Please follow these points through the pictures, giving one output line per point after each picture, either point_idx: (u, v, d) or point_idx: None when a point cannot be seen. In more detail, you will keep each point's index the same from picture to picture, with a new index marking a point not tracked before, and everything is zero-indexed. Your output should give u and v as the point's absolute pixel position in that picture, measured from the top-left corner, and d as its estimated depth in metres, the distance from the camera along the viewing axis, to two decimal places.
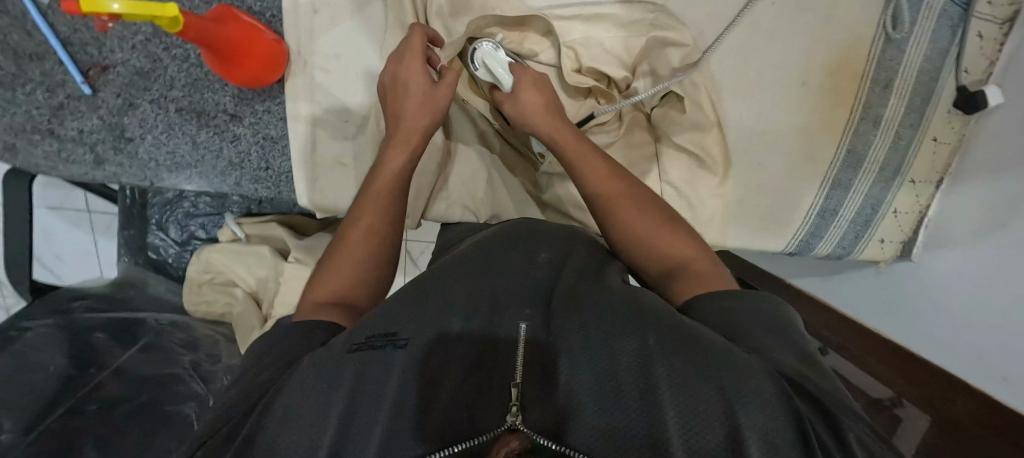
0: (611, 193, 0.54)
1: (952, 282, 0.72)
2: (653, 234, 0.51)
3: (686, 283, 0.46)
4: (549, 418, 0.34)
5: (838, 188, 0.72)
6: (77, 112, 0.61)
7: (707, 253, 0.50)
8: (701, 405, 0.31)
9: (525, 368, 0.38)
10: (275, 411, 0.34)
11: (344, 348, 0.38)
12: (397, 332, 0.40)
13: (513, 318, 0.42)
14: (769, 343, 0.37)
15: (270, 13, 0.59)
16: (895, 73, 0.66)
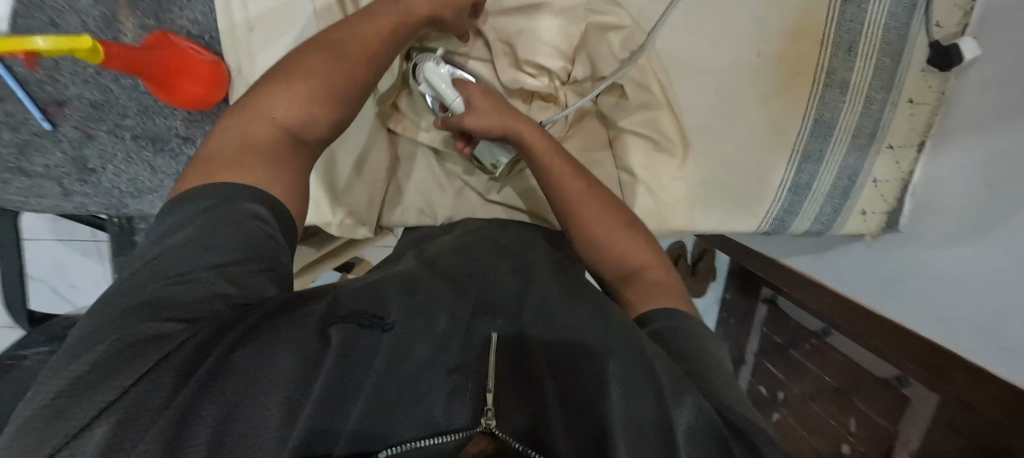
0: (576, 199, 0.54)
1: (944, 254, 0.68)
2: (613, 242, 0.53)
3: (639, 291, 0.49)
4: (524, 422, 0.36)
5: (810, 161, 0.68)
6: (41, 148, 0.64)
7: (660, 260, 0.53)
8: (644, 402, 0.31)
9: (505, 372, 0.39)
10: (243, 358, 0.30)
11: (322, 322, 0.34)
12: (386, 316, 0.37)
13: (487, 323, 0.42)
14: (710, 367, 0.38)
15: (208, 35, 0.60)
16: (859, 34, 0.62)
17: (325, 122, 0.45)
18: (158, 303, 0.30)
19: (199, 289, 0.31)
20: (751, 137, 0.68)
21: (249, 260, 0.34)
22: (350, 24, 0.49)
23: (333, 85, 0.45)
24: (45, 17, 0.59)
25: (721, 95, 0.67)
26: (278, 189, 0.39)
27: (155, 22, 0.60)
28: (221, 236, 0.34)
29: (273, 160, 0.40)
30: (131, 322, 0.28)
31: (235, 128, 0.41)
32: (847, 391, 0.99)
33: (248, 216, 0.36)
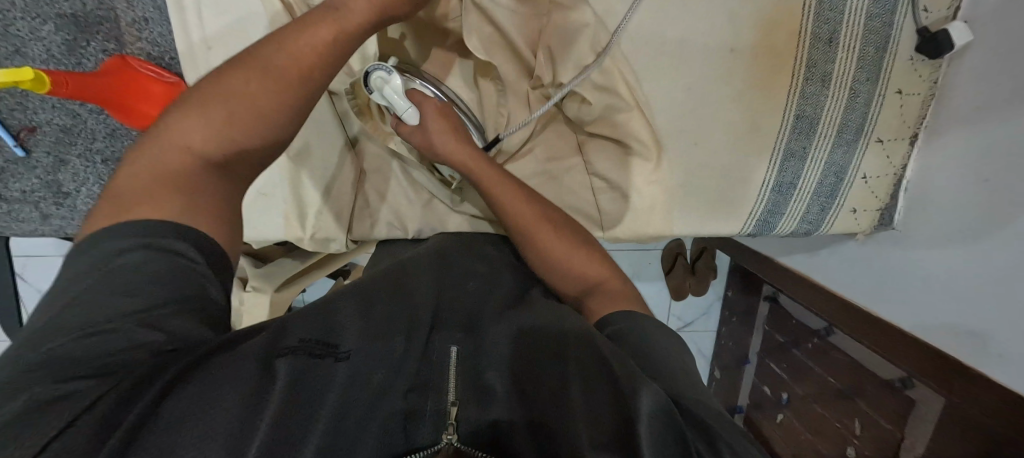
0: (532, 224, 0.57)
1: (931, 254, 0.65)
2: (570, 258, 0.55)
3: (597, 302, 0.51)
4: (484, 425, 0.42)
5: (793, 159, 0.65)
6: (17, 174, 0.65)
7: (617, 271, 0.55)
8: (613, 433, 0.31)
9: (463, 389, 0.44)
10: (181, 395, 0.28)
11: (265, 353, 0.33)
12: (341, 343, 0.38)
13: (444, 340, 0.47)
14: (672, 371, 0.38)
15: (168, 56, 0.60)
16: (839, 24, 0.59)
17: (254, 142, 0.43)
18: (72, 357, 0.27)
19: (121, 337, 0.29)
20: (728, 137, 0.65)
21: (180, 302, 0.32)
22: (282, 37, 0.45)
23: (269, 109, 0.43)
24: (10, 46, 0.59)
25: (694, 92, 0.63)
26: (201, 218, 0.37)
27: (116, 46, 0.60)
28: (134, 278, 0.32)
29: (196, 187, 0.38)
30: (39, 379, 0.26)
31: (154, 162, 0.39)
32: (850, 392, 0.95)
33: (168, 253, 0.34)
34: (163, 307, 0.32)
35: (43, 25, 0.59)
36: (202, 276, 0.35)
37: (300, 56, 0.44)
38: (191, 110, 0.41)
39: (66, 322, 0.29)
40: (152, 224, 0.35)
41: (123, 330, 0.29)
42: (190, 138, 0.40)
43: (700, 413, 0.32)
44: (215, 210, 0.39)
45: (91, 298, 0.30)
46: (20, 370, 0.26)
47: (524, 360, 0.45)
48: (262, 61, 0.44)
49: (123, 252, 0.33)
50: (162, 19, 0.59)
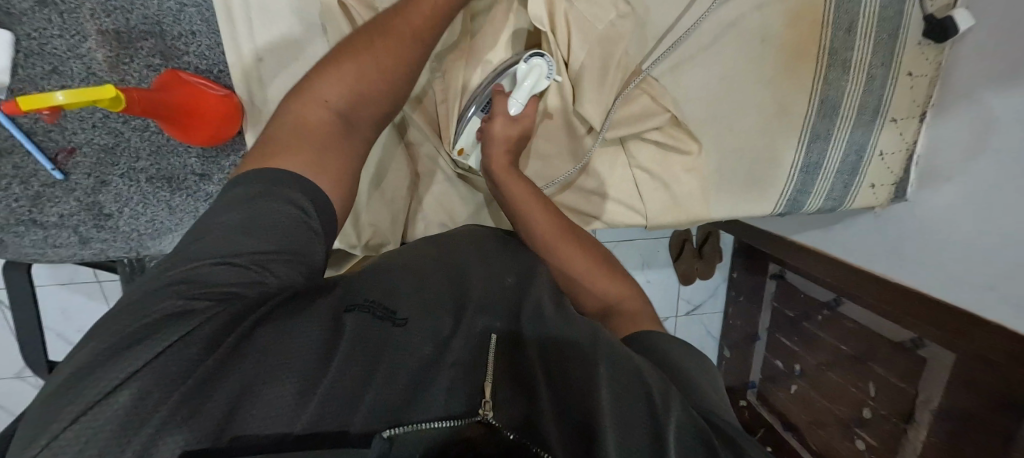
0: (555, 236, 0.57)
1: (947, 217, 0.71)
2: (595, 277, 0.57)
3: (618, 322, 0.53)
4: (520, 418, 0.36)
5: (819, 141, 0.70)
6: (54, 198, 0.63)
7: (638, 291, 0.58)
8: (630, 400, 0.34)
9: (503, 373, 0.39)
10: (259, 340, 0.33)
11: (335, 311, 0.38)
12: (398, 310, 0.41)
13: (485, 322, 0.43)
14: (684, 377, 0.41)
15: (216, 69, 0.60)
16: (856, 14, 0.64)
17: (375, 103, 0.50)
18: (196, 279, 0.33)
19: (235, 271, 0.35)
20: (760, 122, 0.69)
21: (288, 251, 0.37)
22: (385, 18, 0.53)
23: (382, 68, 0.50)
24: (47, 65, 0.57)
25: (728, 82, 0.67)
26: (323, 175, 0.43)
27: (161, 61, 0.59)
28: (262, 217, 0.37)
29: (331, 141, 0.46)
30: (166, 294, 0.32)
31: (295, 113, 0.46)
32: (863, 357, 1.02)
33: (289, 203, 0.39)
34: (276, 253, 0.37)
35: (82, 42, 0.57)
36: (312, 230, 0.40)
37: (398, 42, 0.51)
38: (331, 72, 0.48)
39: (199, 250, 0.35)
40: (277, 177, 0.40)
41: (240, 262, 0.35)
42: (328, 94, 0.47)
43: (715, 419, 0.35)
44: (337, 174, 0.45)
45: (221, 227, 0.36)
46: (162, 284, 0.33)
47: (567, 344, 0.41)
48: (372, 50, 0.50)
49: (246, 202, 0.38)
50: (210, 31, 0.58)
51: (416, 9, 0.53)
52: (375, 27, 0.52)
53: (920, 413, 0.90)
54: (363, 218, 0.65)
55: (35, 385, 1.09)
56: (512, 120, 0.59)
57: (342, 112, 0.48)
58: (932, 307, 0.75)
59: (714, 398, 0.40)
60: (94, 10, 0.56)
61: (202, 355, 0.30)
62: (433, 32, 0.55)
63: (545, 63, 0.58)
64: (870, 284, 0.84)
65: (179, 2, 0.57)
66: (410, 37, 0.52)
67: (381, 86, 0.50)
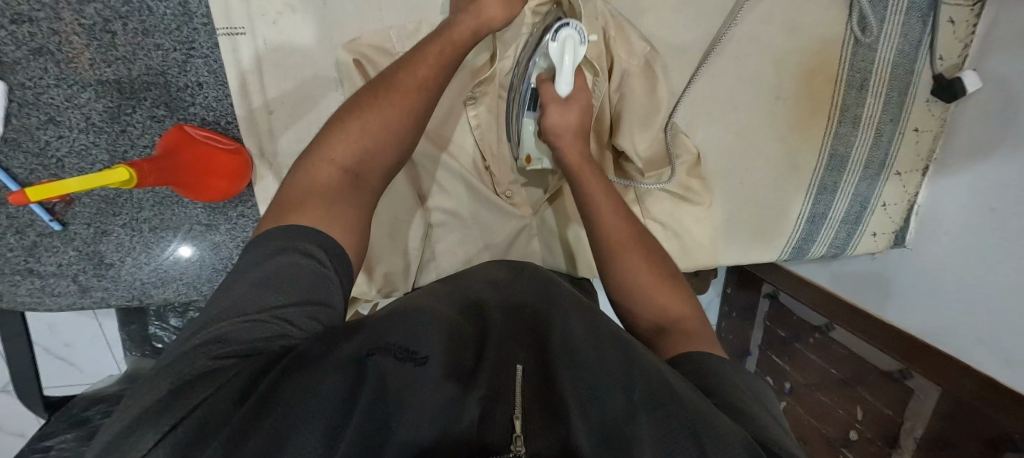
0: (622, 243, 0.51)
1: (947, 264, 0.73)
2: (651, 291, 0.48)
3: (669, 343, 0.44)
4: (553, 447, 0.30)
5: (826, 192, 0.72)
6: (52, 247, 0.60)
7: (700, 312, 0.48)
8: (669, 435, 0.29)
9: (533, 406, 0.34)
10: (284, 391, 0.29)
11: (362, 352, 0.33)
12: (418, 349, 0.35)
13: (512, 354, 0.38)
14: (741, 406, 0.35)
15: (224, 121, 0.58)
16: (869, 72, 0.65)
17: (383, 155, 0.46)
18: (221, 339, 0.31)
19: (261, 328, 0.32)
20: (771, 175, 0.71)
21: (316, 304, 0.35)
22: (423, 48, 0.50)
23: (402, 101, 0.46)
24: (42, 115, 0.54)
25: (740, 134, 0.69)
26: (337, 229, 0.40)
27: (165, 112, 0.57)
28: (284, 275, 0.35)
29: (335, 199, 0.42)
30: (194, 357, 0.30)
31: (302, 177, 0.43)
32: (851, 382, 0.92)
33: (297, 253, 0.37)
34: (299, 305, 0.34)
35: (82, 92, 0.54)
36: (328, 280, 0.37)
37: (405, 96, 0.47)
38: (337, 131, 0.45)
39: (226, 309, 0.33)
40: (288, 231, 0.38)
41: (261, 322, 0.33)
42: (333, 152, 0.44)
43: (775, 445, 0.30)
44: (347, 223, 0.41)
45: (242, 290, 0.34)
46: (188, 347, 0.31)
47: (579, 375, 0.36)
48: (384, 103, 0.46)
49: (256, 264, 0.36)
50: (218, 83, 0.57)
51: (422, 58, 0.49)
52: (378, 86, 0.47)
53: (903, 440, 0.81)
54: (376, 268, 0.63)
55: (16, 396, 1.06)
56: (564, 102, 0.56)
57: (348, 170, 0.44)
58: (910, 341, 0.76)
59: (775, 430, 0.33)
60: (94, 60, 0.53)
61: (232, 410, 0.27)
62: (447, 69, 0.50)
63: (575, 33, 0.53)
64: (871, 324, 0.82)
65: (184, 53, 0.55)
66: (438, 65, 0.49)
67: (389, 140, 0.46)
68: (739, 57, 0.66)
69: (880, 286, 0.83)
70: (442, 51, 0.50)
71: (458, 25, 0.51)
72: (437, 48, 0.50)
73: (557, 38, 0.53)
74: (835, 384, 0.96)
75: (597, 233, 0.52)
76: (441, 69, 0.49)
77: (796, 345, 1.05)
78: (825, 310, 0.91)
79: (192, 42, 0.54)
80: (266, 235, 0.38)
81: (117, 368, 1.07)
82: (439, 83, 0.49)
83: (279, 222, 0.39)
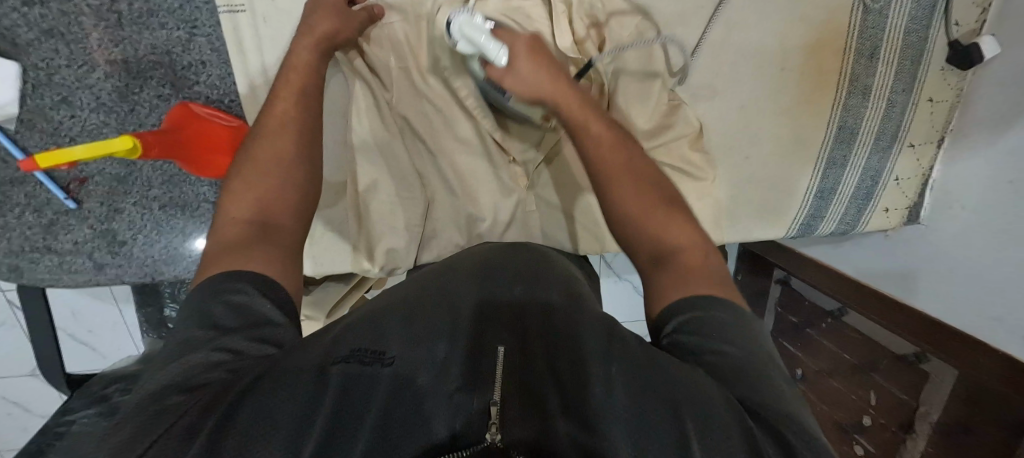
0: (620, 175, 0.46)
1: (961, 234, 0.71)
2: (644, 224, 0.44)
3: (666, 279, 0.41)
4: (529, 438, 0.30)
5: (835, 166, 0.70)
6: (68, 225, 0.62)
7: (707, 246, 0.43)
8: (649, 435, 0.28)
9: (511, 391, 0.33)
10: (244, 412, 0.28)
11: (323, 363, 0.33)
12: (385, 350, 0.36)
13: (494, 337, 0.39)
14: (742, 374, 0.33)
15: (227, 99, 0.60)
16: (880, 40, 0.64)
17: (284, 197, 0.44)
18: (171, 382, 0.31)
19: (201, 361, 0.33)
20: (776, 148, 0.70)
21: (261, 326, 0.36)
22: (274, 89, 0.50)
23: (275, 137, 0.46)
24: (55, 95, 0.56)
25: (743, 107, 0.68)
26: (251, 263, 0.39)
27: (171, 91, 0.58)
28: (217, 313, 0.36)
29: (245, 246, 0.40)
30: (160, 396, 0.30)
31: (212, 242, 0.42)
32: (866, 367, 0.89)
33: (224, 290, 0.37)
34: (244, 330, 0.35)
35: (91, 72, 0.56)
36: (259, 301, 0.37)
37: (273, 137, 0.46)
38: (233, 190, 0.44)
39: (182, 348, 0.34)
40: (229, 274, 0.38)
41: (201, 355, 0.33)
42: (234, 211, 0.43)
43: (765, 412, 0.30)
44: (276, 259, 0.41)
45: (183, 335, 0.35)
46: (143, 395, 0.31)
47: (596, 357, 0.35)
48: (268, 140, 0.46)
49: (199, 306, 0.36)
50: (220, 61, 0.58)
51: (276, 98, 0.48)
52: (253, 134, 0.47)
53: (917, 424, 0.79)
54: (378, 244, 0.65)
55: (45, 380, 1.10)
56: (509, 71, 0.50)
57: (255, 220, 0.42)
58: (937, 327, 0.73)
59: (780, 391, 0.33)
60: (103, 40, 0.55)
61: (186, 441, 0.26)
62: (309, 91, 0.50)
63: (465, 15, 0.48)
64: (900, 315, 0.78)
65: (188, 32, 0.56)
66: (310, 76, 0.51)
67: (285, 180, 0.45)
68: (745, 28, 0.65)
69: (890, 265, 0.81)
70: (294, 79, 0.50)
71: (298, 52, 0.51)
72: (289, 77, 0.50)
73: (457, 41, 0.50)
74: (848, 370, 0.94)
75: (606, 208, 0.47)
76: (298, 96, 0.49)
77: (808, 330, 1.03)
78: (846, 296, 0.88)
79: (195, 20, 0.55)
80: (208, 283, 0.38)
81: (136, 349, 1.10)
82: (311, 106, 0.50)
83: (225, 267, 0.39)
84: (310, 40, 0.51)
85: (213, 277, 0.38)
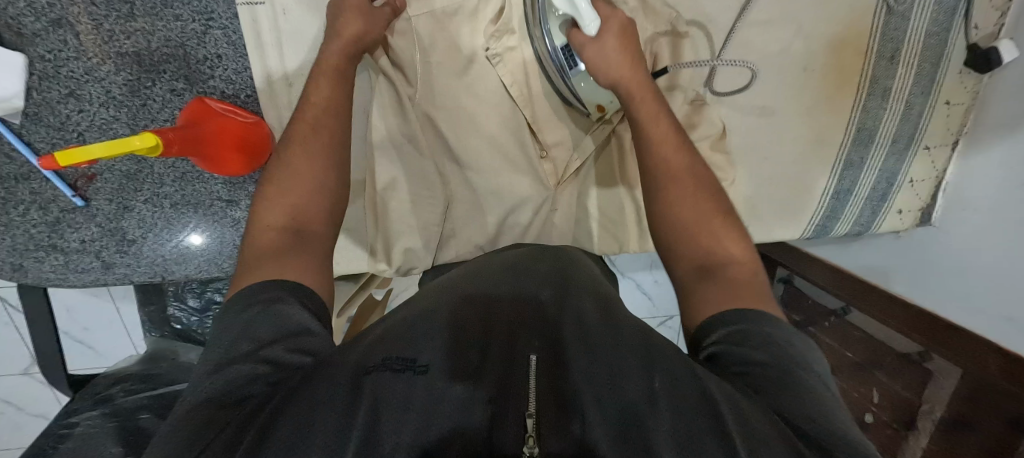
0: (677, 177, 0.47)
1: (969, 233, 0.72)
2: (700, 234, 0.45)
3: (713, 288, 0.41)
4: (570, 449, 0.29)
5: (851, 168, 0.70)
6: (75, 223, 0.60)
7: (759, 269, 0.43)
8: (695, 438, 0.28)
9: (546, 402, 0.33)
10: (281, 431, 0.28)
11: (356, 372, 0.32)
12: (417, 357, 0.35)
13: (526, 345, 0.37)
14: (788, 379, 0.32)
15: (243, 94, 0.58)
16: (902, 42, 0.64)
17: (319, 205, 0.44)
18: (211, 395, 0.31)
19: (243, 372, 0.32)
20: (795, 149, 0.70)
21: (299, 335, 0.35)
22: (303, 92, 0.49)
23: (308, 137, 0.46)
24: (63, 88, 0.54)
25: (764, 108, 0.68)
26: (289, 271, 0.39)
27: (185, 85, 0.56)
28: (252, 326, 0.35)
29: (283, 254, 0.40)
30: (193, 412, 0.30)
31: (245, 248, 0.41)
32: (869, 365, 0.90)
33: (260, 298, 0.37)
34: (283, 340, 0.35)
35: (102, 65, 0.54)
36: (292, 307, 0.37)
37: (306, 137, 0.46)
38: (269, 192, 0.43)
39: (219, 361, 0.33)
40: (264, 283, 0.38)
41: (244, 366, 0.32)
42: (269, 217, 0.42)
43: (803, 425, 0.29)
44: (312, 268, 0.40)
45: (226, 344, 0.34)
46: (181, 411, 0.30)
47: (635, 364, 0.34)
48: (302, 142, 0.46)
49: (235, 317, 0.36)
50: (237, 55, 0.56)
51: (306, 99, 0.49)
52: (286, 138, 0.47)
53: (920, 421, 0.81)
54: (395, 244, 0.64)
55: (41, 379, 1.08)
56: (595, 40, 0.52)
57: (290, 226, 0.42)
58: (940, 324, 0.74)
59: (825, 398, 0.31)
60: (114, 32, 0.53)
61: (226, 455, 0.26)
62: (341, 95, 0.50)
63: None
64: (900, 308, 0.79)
65: (203, 24, 0.54)
66: (340, 80, 0.50)
67: (316, 185, 0.44)
68: (769, 29, 0.64)
69: (893, 266, 0.82)
70: (329, 83, 0.49)
71: (328, 56, 0.50)
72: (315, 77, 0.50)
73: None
74: (852, 369, 0.94)
75: (654, 204, 0.48)
76: (327, 96, 0.49)
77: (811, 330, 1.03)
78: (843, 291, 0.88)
79: (210, 12, 0.54)
80: (243, 293, 0.38)
81: (134, 348, 1.08)
82: (342, 104, 0.49)
83: (257, 277, 0.39)
84: (342, 45, 0.51)
85: (249, 285, 0.38)
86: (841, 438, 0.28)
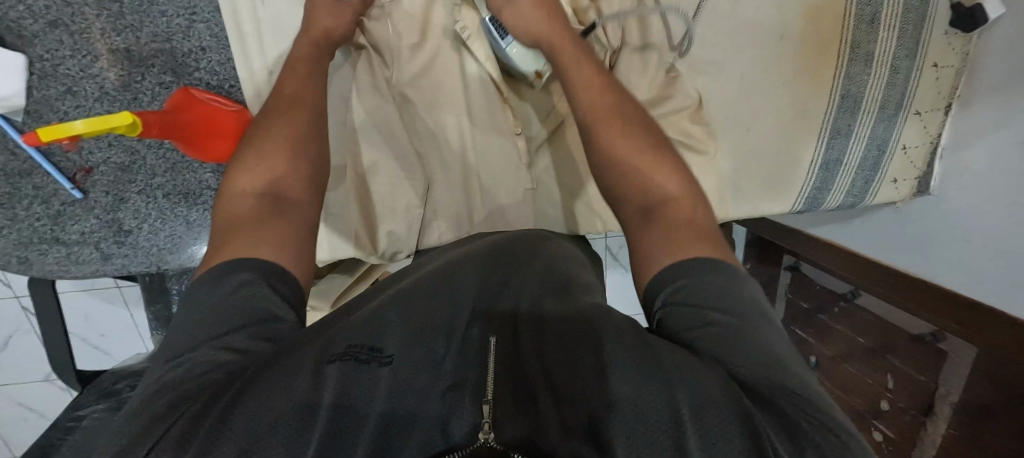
0: (605, 122, 0.46)
1: (970, 209, 0.69)
2: (635, 173, 0.43)
3: (659, 230, 0.39)
4: (524, 435, 0.29)
5: (839, 137, 0.69)
6: (75, 215, 0.63)
7: (700, 203, 0.42)
8: (646, 411, 0.26)
9: (504, 390, 0.33)
10: (235, 423, 0.26)
11: (317, 363, 0.30)
12: (383, 347, 0.32)
13: (484, 330, 0.37)
14: (755, 342, 0.30)
15: (227, 84, 0.61)
16: (880, 5, 0.63)
17: (295, 175, 0.44)
18: (169, 387, 0.30)
19: (205, 359, 0.31)
20: (777, 122, 0.70)
21: (265, 322, 0.34)
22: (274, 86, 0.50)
23: (290, 124, 0.46)
24: (60, 86, 0.57)
25: None
26: (264, 245, 0.39)
27: (172, 78, 0.59)
28: (217, 308, 0.34)
29: (261, 222, 0.40)
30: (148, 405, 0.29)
31: (218, 215, 0.41)
32: (881, 350, 0.86)
33: (228, 278, 0.36)
34: (248, 328, 0.34)
35: (95, 62, 0.57)
36: (263, 295, 0.36)
37: (286, 119, 0.47)
38: (243, 164, 0.43)
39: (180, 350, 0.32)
40: (238, 259, 0.37)
41: (205, 354, 0.32)
42: (243, 183, 0.42)
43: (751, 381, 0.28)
44: (279, 240, 0.40)
45: (192, 310, 0.35)
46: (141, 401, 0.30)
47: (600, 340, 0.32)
48: (271, 131, 0.46)
49: (200, 302, 0.35)
50: (220, 47, 0.59)
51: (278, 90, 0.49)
52: (260, 121, 0.47)
53: (938, 406, 0.76)
54: (378, 228, 0.65)
55: (58, 383, 1.11)
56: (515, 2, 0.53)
57: (264, 193, 0.42)
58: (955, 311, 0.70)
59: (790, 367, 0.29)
60: (106, 29, 0.56)
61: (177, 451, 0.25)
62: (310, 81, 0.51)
63: None
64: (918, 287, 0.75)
65: (187, 19, 0.57)
66: (308, 63, 0.52)
67: (292, 157, 0.45)
68: None
69: (890, 246, 0.80)
70: (301, 68, 0.51)
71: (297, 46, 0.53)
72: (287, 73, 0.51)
73: None
74: (863, 353, 0.91)
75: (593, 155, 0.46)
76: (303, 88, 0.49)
77: (820, 316, 1.00)
78: (858, 275, 0.85)
79: (193, 7, 0.56)
80: (213, 269, 0.37)
81: (146, 348, 1.11)
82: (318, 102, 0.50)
83: (237, 250, 0.38)
84: (311, 34, 0.53)
85: (215, 266, 0.37)
86: (791, 397, 0.27)
